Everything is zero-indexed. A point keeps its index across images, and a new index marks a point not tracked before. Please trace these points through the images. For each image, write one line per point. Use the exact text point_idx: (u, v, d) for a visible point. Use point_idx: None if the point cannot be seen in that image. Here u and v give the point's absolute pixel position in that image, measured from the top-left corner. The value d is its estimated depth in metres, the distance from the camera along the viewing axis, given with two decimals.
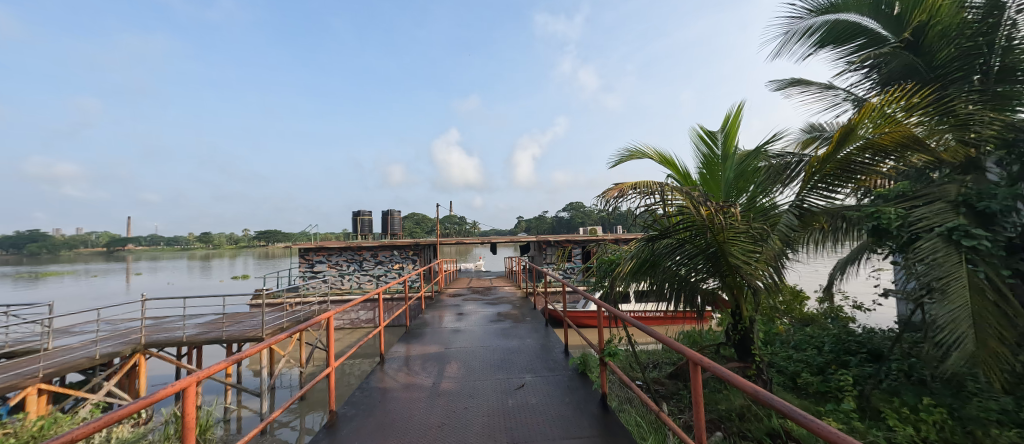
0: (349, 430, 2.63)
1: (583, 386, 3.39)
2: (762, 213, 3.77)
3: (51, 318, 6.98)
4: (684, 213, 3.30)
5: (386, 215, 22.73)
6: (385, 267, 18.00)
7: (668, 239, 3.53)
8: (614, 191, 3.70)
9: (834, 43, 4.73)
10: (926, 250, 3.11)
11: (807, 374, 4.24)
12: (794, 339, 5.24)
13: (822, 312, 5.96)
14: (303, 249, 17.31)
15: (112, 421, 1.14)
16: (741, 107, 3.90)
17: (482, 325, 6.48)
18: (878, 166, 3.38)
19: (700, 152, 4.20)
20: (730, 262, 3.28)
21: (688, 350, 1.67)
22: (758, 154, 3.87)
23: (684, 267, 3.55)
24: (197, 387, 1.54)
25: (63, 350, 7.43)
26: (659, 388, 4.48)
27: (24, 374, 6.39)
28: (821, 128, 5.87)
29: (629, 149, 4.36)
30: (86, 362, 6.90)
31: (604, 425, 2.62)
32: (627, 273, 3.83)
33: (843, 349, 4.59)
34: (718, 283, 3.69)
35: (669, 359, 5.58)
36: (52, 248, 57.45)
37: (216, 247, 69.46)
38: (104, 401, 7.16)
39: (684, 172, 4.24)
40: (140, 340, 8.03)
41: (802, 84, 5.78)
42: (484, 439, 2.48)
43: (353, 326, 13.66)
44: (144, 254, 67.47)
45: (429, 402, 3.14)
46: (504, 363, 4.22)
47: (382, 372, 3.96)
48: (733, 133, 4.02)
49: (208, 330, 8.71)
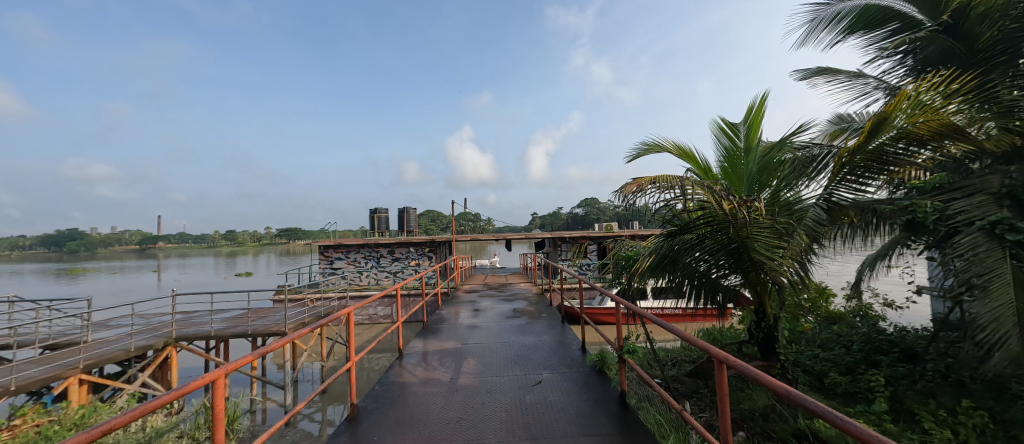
0: (370, 423, 2.68)
1: (601, 384, 3.35)
2: (787, 207, 3.65)
3: (89, 312, 7.32)
4: (704, 208, 3.25)
5: (402, 212, 23.08)
6: (401, 264, 18.28)
7: (688, 234, 3.46)
8: (631, 186, 3.65)
9: (865, 29, 4.52)
10: (965, 245, 2.96)
11: (835, 374, 4.08)
12: (820, 338, 5.03)
13: (849, 310, 5.74)
14: (323, 246, 17.75)
15: (147, 412, 1.18)
16: (764, 97, 3.79)
17: (497, 321, 6.51)
18: (914, 156, 3.29)
19: (722, 145, 4.08)
20: (754, 257, 3.23)
21: (712, 348, 1.61)
22: (782, 146, 3.73)
23: (705, 264, 3.47)
24: (226, 380, 1.57)
25: (102, 342, 7.79)
26: (678, 386, 4.42)
27: (66, 365, 6.71)
28: (850, 118, 5.62)
29: (647, 143, 4.31)
30: (122, 354, 7.23)
31: (623, 422, 2.58)
32: (646, 270, 3.77)
33: (873, 348, 4.42)
34: (740, 280, 3.63)
35: (689, 357, 5.49)
36: (88, 245, 60.67)
37: (239, 244, 71.80)
38: (139, 392, 7.51)
39: (703, 166, 4.13)
40: (171, 334, 8.37)
41: (829, 72, 5.56)
42: (502, 435, 2.48)
43: (371, 321, 13.96)
44: (171, 250, 70.09)
45: (448, 397, 3.16)
46: (520, 359, 4.23)
47: (401, 367, 4.02)
48: (756, 125, 3.91)
49: (234, 324, 9.01)
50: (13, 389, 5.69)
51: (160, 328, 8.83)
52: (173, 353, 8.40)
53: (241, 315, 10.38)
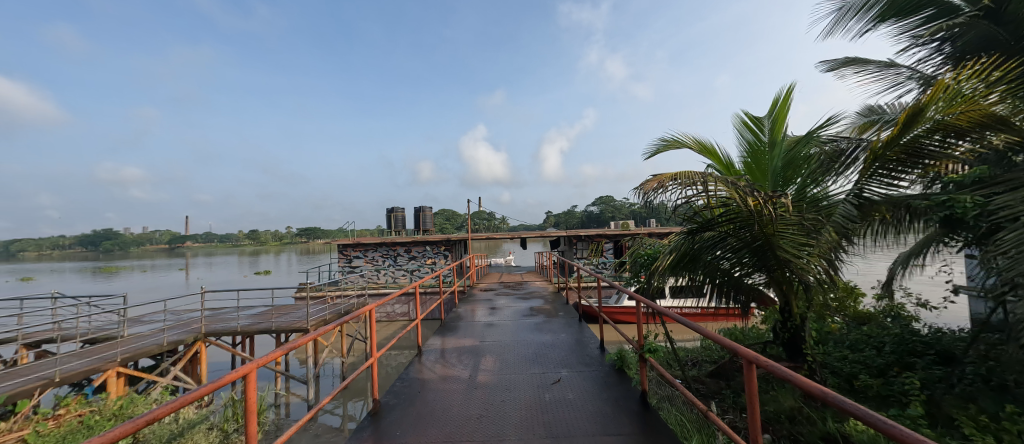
0: (392, 418, 2.73)
1: (621, 383, 3.32)
2: (815, 203, 3.54)
3: (126, 308, 7.67)
4: (727, 204, 3.20)
5: (419, 211, 23.35)
6: (418, 263, 18.50)
7: (711, 231, 3.42)
8: (652, 183, 3.51)
9: (897, 17, 4.30)
10: (1009, 242, 2.78)
11: (866, 376, 3.93)
12: (849, 339, 4.85)
13: (880, 310, 5.51)
14: (342, 245, 18.12)
15: (187, 403, 1.23)
16: (789, 89, 3.68)
17: (514, 319, 6.52)
18: (950, 150, 3.15)
19: (745, 140, 3.98)
20: (779, 255, 3.15)
21: (740, 348, 1.56)
22: (809, 140, 3.61)
23: (728, 261, 3.38)
24: (258, 373, 1.62)
25: (137, 337, 8.15)
26: (699, 387, 4.32)
27: (105, 358, 7.05)
28: (880, 110, 5.40)
29: (666, 139, 4.23)
30: (156, 348, 7.55)
31: (645, 422, 2.55)
32: (666, 268, 3.71)
33: (907, 350, 4.23)
34: (764, 278, 3.54)
35: (710, 357, 5.37)
36: (121, 244, 63.52)
37: (261, 244, 73.98)
38: (171, 385, 7.83)
39: (725, 162, 4.04)
40: (200, 329, 8.69)
41: (859, 62, 5.34)
42: (523, 432, 2.48)
43: (389, 319, 14.18)
44: (198, 249, 72.74)
45: (468, 394, 3.19)
46: (538, 357, 4.22)
47: (420, 363, 4.08)
48: (781, 118, 3.79)
49: (260, 321, 9.30)
50: (57, 380, 6.01)
51: (190, 324, 9.19)
52: (202, 348, 8.72)
53: (265, 312, 10.70)
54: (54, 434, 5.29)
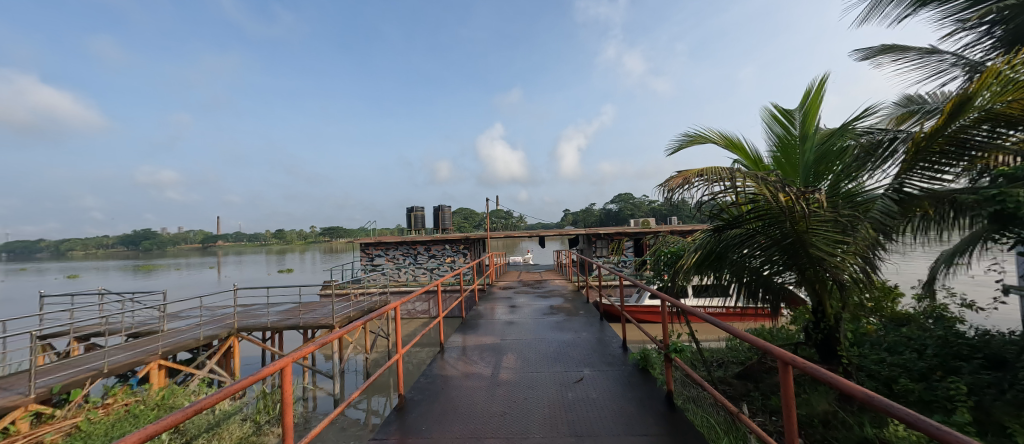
0: (417, 414, 2.77)
1: (645, 383, 3.27)
2: (850, 199, 3.36)
3: (165, 304, 8.08)
4: (756, 200, 3.10)
5: (438, 210, 23.62)
6: (437, 261, 18.71)
7: (738, 228, 3.34)
8: (677, 179, 3.44)
9: (939, 1, 4.05)
10: None
11: (907, 380, 3.73)
12: (887, 341, 4.60)
13: (920, 311, 5.22)
14: (364, 244, 18.53)
15: (229, 395, 1.29)
16: (822, 80, 3.53)
17: (535, 317, 6.51)
18: (1000, 141, 2.96)
19: (774, 133, 3.86)
20: (812, 253, 3.03)
21: (775, 349, 1.51)
22: (844, 131, 3.44)
23: (756, 260, 3.27)
24: (293, 367, 1.67)
25: (176, 331, 8.58)
26: (725, 388, 4.19)
27: (147, 351, 7.45)
28: (921, 99, 5.10)
29: (690, 134, 4.14)
30: (193, 343, 7.94)
31: (671, 423, 2.50)
32: (691, 266, 3.62)
33: (951, 353, 3.99)
34: (795, 278, 3.41)
35: (737, 358, 5.21)
36: (158, 243, 66.85)
37: (287, 243, 76.48)
38: (207, 377, 8.21)
39: (753, 157, 3.91)
40: (233, 325, 9.07)
41: (897, 50, 5.06)
42: (546, 431, 2.47)
43: (410, 317, 14.41)
44: (230, 248, 75.84)
45: (490, 391, 3.21)
46: (559, 356, 4.20)
47: (443, 360, 4.13)
48: (814, 111, 3.64)
49: (288, 317, 9.63)
50: (105, 371, 6.39)
51: (224, 319, 9.61)
52: (236, 343, 9.11)
53: (293, 308, 11.07)
54: (104, 422, 5.63)
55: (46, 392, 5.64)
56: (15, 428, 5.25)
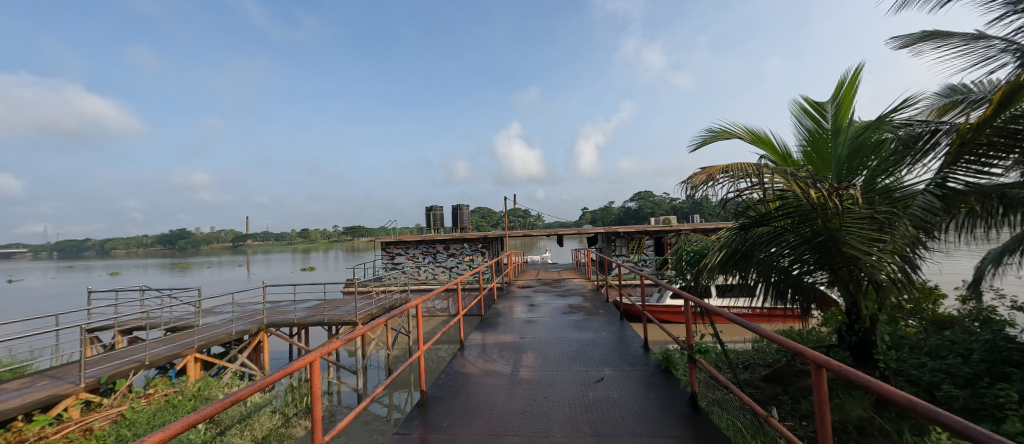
0: (438, 410, 2.81)
1: (667, 384, 3.20)
2: (887, 195, 3.20)
3: (200, 300, 8.48)
4: (785, 197, 3.00)
5: (457, 209, 23.86)
6: (456, 260, 18.89)
7: (765, 226, 3.22)
8: (700, 176, 3.35)
9: None
10: None
11: (950, 386, 3.53)
12: (928, 345, 4.35)
13: (965, 313, 4.91)
14: (385, 243, 18.90)
15: (261, 388, 1.34)
16: (857, 71, 3.37)
17: (554, 316, 6.48)
18: None
19: (804, 127, 3.72)
20: (845, 252, 2.92)
21: (807, 350, 1.45)
22: (881, 124, 3.27)
23: (786, 259, 3.15)
24: (320, 363, 1.73)
25: (210, 326, 9.00)
26: (752, 391, 4.07)
27: (184, 345, 7.83)
28: (966, 88, 4.80)
29: (714, 129, 4.02)
30: (226, 337, 8.31)
31: (696, 426, 2.45)
32: (716, 265, 3.52)
33: (1001, 359, 3.74)
34: (828, 278, 3.27)
35: (764, 360, 5.04)
36: (193, 242, 70.13)
37: (311, 242, 78.84)
38: (239, 371, 8.56)
39: (782, 153, 3.77)
40: (262, 320, 9.43)
41: (939, 36, 4.77)
42: (567, 430, 2.46)
43: (430, 314, 14.61)
44: (258, 247, 78.80)
45: (511, 389, 3.22)
46: (579, 355, 4.17)
47: (463, 358, 4.17)
48: (847, 103, 3.48)
49: (313, 313, 9.93)
50: (147, 363, 6.76)
51: (253, 315, 10.00)
52: (265, 338, 9.47)
53: (318, 305, 11.41)
54: (146, 410, 5.97)
55: (94, 381, 6.03)
56: (68, 415, 5.64)
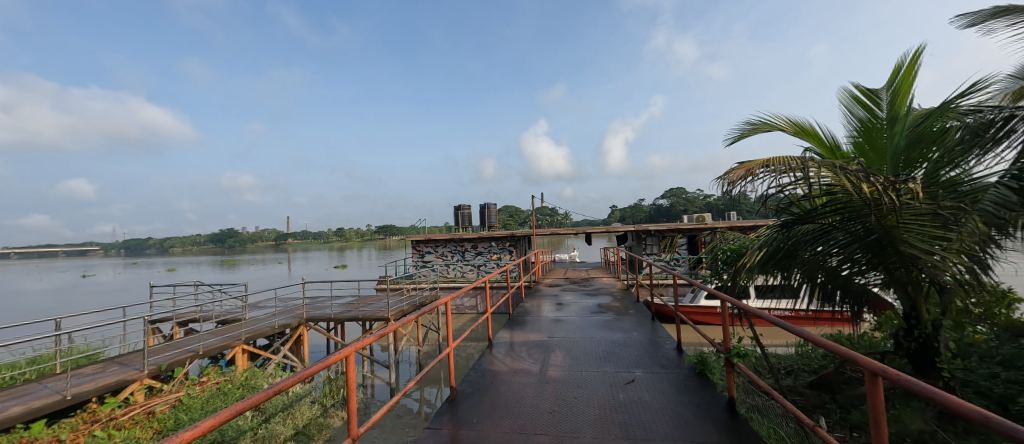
0: (468, 406, 2.85)
1: (703, 388, 3.08)
2: (953, 188, 2.89)
3: (246, 295, 9.03)
4: (833, 192, 2.82)
5: (484, 208, 24.07)
6: (484, 258, 19.05)
7: (809, 224, 3.03)
8: (738, 171, 3.19)
9: None
10: None
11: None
12: (1000, 353, 3.94)
13: None
14: (415, 242, 19.34)
15: (301, 380, 1.40)
16: (917, 55, 3.12)
17: (583, 315, 6.41)
18: None
19: (856, 117, 3.49)
20: (902, 252, 2.69)
21: (860, 357, 1.35)
22: (944, 111, 3.00)
23: (833, 258, 2.95)
24: (356, 356, 1.79)
25: (255, 320, 9.57)
26: (795, 399, 3.86)
27: (233, 336, 8.35)
28: None
29: (753, 122, 3.82)
30: (269, 330, 8.79)
31: (733, 432, 2.34)
32: (755, 264, 3.35)
33: None
34: (881, 279, 3.04)
35: (809, 365, 4.75)
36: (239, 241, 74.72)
37: (346, 240, 82.02)
38: (281, 362, 9.05)
39: (829, 145, 3.54)
40: (302, 315, 9.91)
41: (1013, 12, 4.29)
42: (598, 432, 2.42)
43: (459, 312, 14.83)
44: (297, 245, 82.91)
45: (539, 388, 3.21)
46: (609, 356, 4.09)
47: (491, 355, 4.20)
48: (906, 89, 3.22)
49: (349, 309, 10.34)
50: (200, 352, 7.27)
51: (294, 310, 10.54)
52: (304, 331, 9.95)
53: (353, 302, 11.85)
54: (200, 396, 6.43)
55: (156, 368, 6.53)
56: (134, 398, 6.20)
